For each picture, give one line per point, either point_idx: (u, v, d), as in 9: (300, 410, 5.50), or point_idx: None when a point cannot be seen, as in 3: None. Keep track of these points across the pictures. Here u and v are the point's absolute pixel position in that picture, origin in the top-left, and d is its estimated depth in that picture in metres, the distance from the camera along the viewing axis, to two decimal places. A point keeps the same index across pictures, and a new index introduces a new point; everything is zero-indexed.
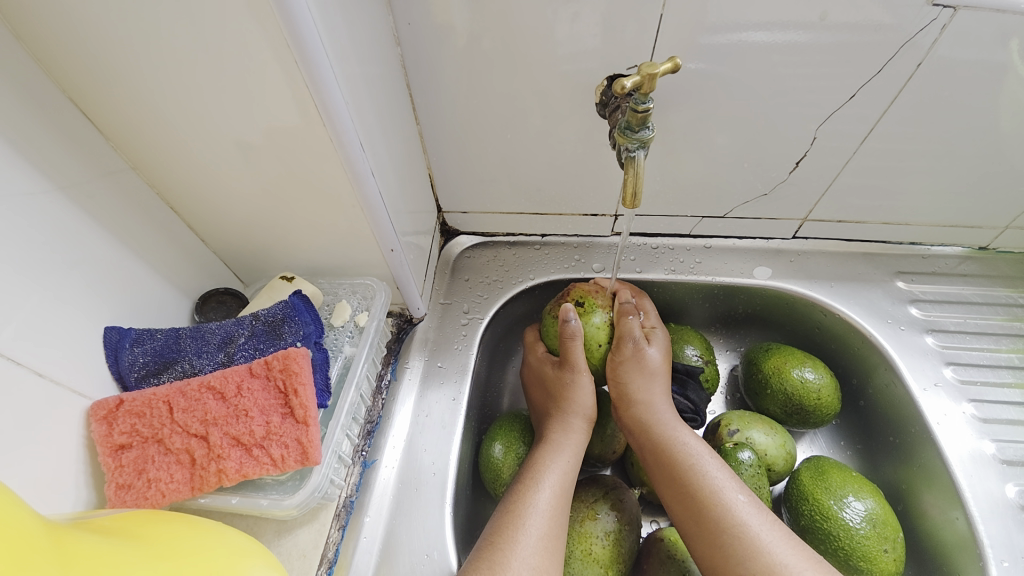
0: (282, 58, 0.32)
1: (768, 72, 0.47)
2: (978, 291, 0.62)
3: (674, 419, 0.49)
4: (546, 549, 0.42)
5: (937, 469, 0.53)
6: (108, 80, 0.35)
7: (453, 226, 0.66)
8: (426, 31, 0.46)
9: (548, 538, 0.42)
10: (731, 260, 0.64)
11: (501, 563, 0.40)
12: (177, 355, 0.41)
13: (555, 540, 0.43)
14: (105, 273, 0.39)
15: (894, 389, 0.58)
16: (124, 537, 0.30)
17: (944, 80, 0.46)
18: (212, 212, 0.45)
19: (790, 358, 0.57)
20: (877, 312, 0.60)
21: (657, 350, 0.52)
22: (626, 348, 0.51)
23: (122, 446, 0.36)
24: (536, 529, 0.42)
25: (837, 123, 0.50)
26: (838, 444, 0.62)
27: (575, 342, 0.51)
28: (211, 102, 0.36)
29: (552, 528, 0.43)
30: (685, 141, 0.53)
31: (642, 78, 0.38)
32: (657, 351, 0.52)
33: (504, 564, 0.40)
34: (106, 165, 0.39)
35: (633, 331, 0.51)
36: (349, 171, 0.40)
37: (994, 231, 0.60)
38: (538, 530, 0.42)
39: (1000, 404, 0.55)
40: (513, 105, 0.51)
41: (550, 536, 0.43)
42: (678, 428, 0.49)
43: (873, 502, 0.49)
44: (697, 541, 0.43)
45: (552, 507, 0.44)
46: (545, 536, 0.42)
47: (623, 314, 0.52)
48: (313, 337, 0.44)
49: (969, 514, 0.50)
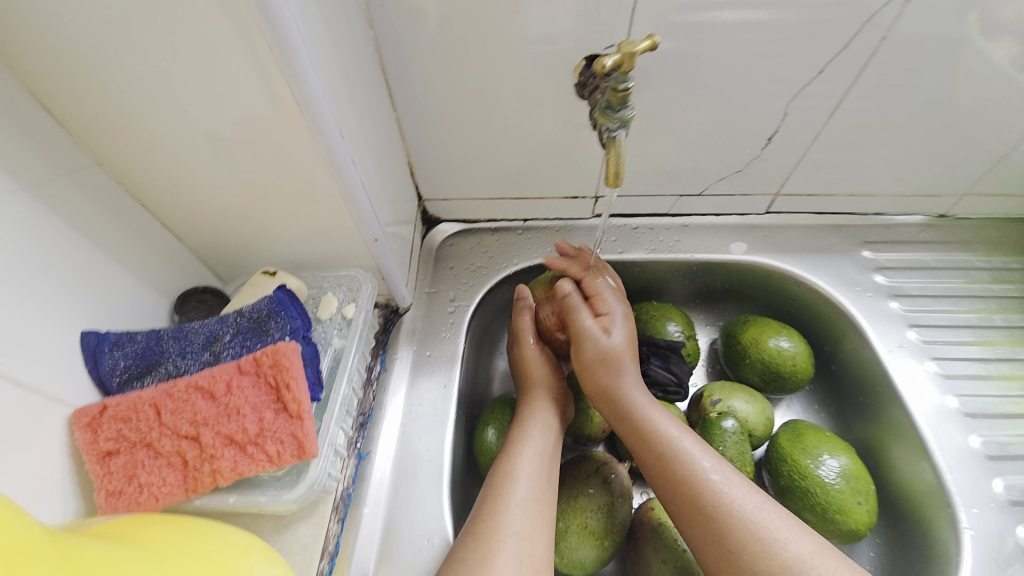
0: (257, 47, 0.31)
1: (740, 50, 0.48)
2: (937, 257, 0.65)
3: (649, 402, 0.49)
4: (532, 515, 0.43)
5: (905, 425, 0.56)
6: (72, 72, 0.33)
7: (434, 214, 0.66)
8: (400, 14, 0.45)
9: (532, 503, 0.43)
10: (709, 237, 0.66)
11: (488, 531, 0.41)
12: (159, 356, 0.39)
13: (540, 505, 0.44)
14: (79, 274, 0.38)
15: (863, 353, 0.61)
16: (125, 542, 0.29)
17: (904, 56, 0.48)
18: (186, 207, 0.43)
19: (766, 329, 0.60)
20: (846, 281, 0.63)
21: (619, 337, 0.51)
22: (588, 348, 0.51)
23: (110, 452, 0.35)
24: (522, 494, 0.44)
25: (807, 99, 0.52)
26: (813, 408, 0.65)
27: (523, 316, 0.57)
28: (182, 90, 0.34)
29: (535, 494, 0.44)
30: (661, 121, 0.54)
31: (621, 56, 0.38)
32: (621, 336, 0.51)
33: (491, 533, 0.41)
34: (70, 162, 0.37)
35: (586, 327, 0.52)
36: (329, 161, 0.39)
37: (952, 199, 0.64)
38: (521, 497, 0.43)
39: (959, 361, 0.59)
40: (490, 88, 0.51)
41: (534, 501, 0.44)
42: (652, 411, 0.48)
43: (847, 459, 0.52)
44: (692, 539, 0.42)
45: (535, 471, 0.45)
46: (529, 500, 0.43)
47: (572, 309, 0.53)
48: (301, 331, 0.42)
49: (935, 465, 0.53)
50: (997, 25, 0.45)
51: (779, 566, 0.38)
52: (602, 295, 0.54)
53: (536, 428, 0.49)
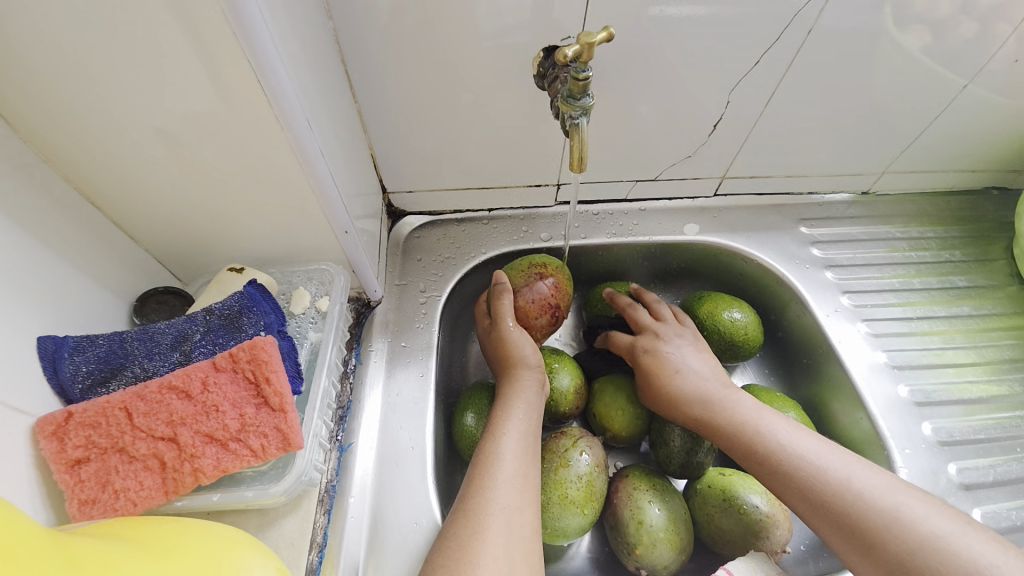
0: (222, 37, 0.31)
1: (687, 41, 0.51)
2: (864, 229, 0.72)
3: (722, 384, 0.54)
4: (519, 489, 0.45)
5: (843, 381, 0.63)
6: (13, 61, 0.31)
7: (399, 207, 0.66)
8: (359, 4, 0.45)
9: (518, 478, 0.45)
10: (664, 219, 0.70)
11: (477, 507, 0.43)
12: (124, 359, 0.37)
13: (526, 479, 0.46)
14: (30, 279, 0.35)
15: (804, 319, 0.67)
16: (120, 538, 0.29)
17: (831, 46, 0.53)
18: (143, 205, 0.42)
19: (720, 302, 0.65)
20: (787, 255, 0.69)
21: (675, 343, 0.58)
22: (647, 352, 0.57)
23: (79, 460, 0.33)
24: (508, 470, 0.45)
25: (747, 87, 0.56)
26: (763, 373, 0.71)
27: (502, 300, 0.57)
28: (137, 80, 0.33)
29: (520, 469, 0.46)
30: (617, 109, 0.57)
31: (581, 47, 0.40)
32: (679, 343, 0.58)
33: (481, 509, 0.43)
34: (12, 160, 0.35)
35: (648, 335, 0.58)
36: (297, 151, 0.39)
37: (874, 177, 0.71)
38: (508, 473, 0.45)
39: (887, 321, 0.66)
40: (453, 79, 0.52)
41: (520, 476, 0.45)
42: (725, 390, 0.53)
43: (795, 414, 0.57)
44: (792, 503, 0.46)
45: (518, 448, 0.47)
46: (515, 476, 0.45)
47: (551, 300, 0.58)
48: (275, 326, 0.42)
49: (870, 413, 0.60)
50: (908, 16, 0.51)
51: (878, 508, 0.42)
52: (660, 308, 0.61)
53: (518, 408, 0.51)
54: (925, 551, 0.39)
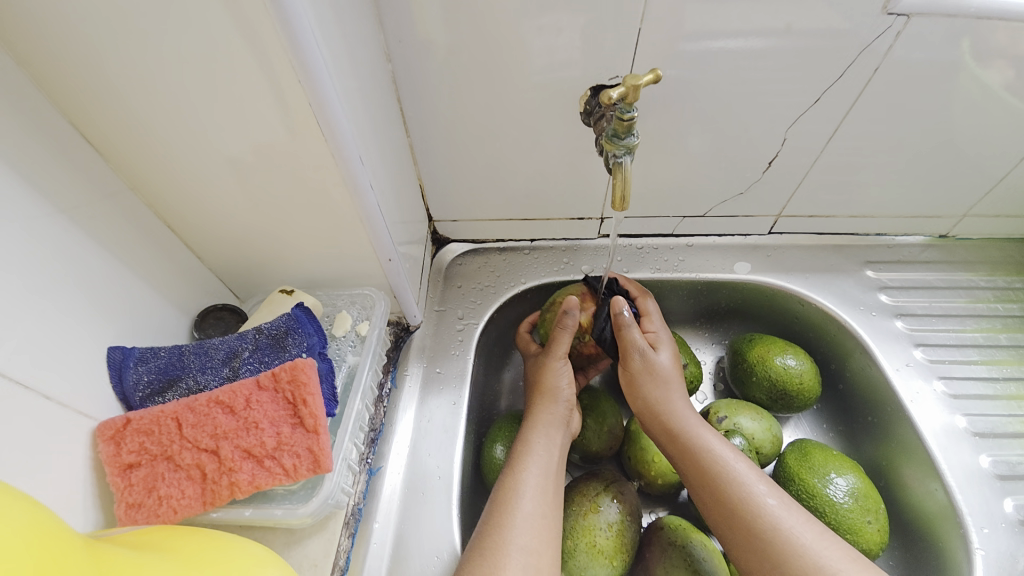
0: (286, 79, 0.34)
1: (742, 77, 0.50)
2: (941, 276, 0.66)
3: (701, 424, 0.50)
4: (538, 529, 0.43)
5: (914, 444, 0.56)
6: (111, 101, 0.35)
7: (443, 234, 0.68)
8: (416, 46, 0.48)
9: (538, 517, 0.44)
10: (713, 256, 0.68)
11: (492, 546, 0.42)
12: (180, 371, 0.40)
13: (546, 520, 0.44)
14: (107, 292, 0.39)
15: (869, 372, 0.61)
16: (155, 550, 0.30)
17: (899, 82, 0.50)
18: (212, 230, 0.45)
19: (772, 346, 0.61)
20: (849, 300, 0.64)
21: (665, 356, 0.54)
22: (637, 360, 0.53)
23: (131, 465, 0.36)
24: (527, 508, 0.44)
25: (806, 124, 0.54)
26: (821, 427, 0.65)
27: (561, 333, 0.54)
28: (213, 119, 0.36)
29: (540, 508, 0.44)
30: (665, 145, 0.56)
31: (627, 88, 0.40)
32: (667, 356, 0.54)
33: (495, 548, 0.41)
34: (103, 186, 0.39)
35: (636, 341, 0.53)
36: (348, 183, 0.41)
37: (953, 220, 0.65)
38: (527, 511, 0.44)
39: (967, 380, 0.59)
40: (501, 115, 0.53)
41: (540, 515, 0.44)
42: (706, 434, 0.49)
43: (855, 477, 0.52)
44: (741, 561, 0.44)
45: (540, 487, 0.46)
46: (535, 515, 0.44)
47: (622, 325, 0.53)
48: (317, 347, 0.44)
49: (946, 485, 0.53)
50: (991, 51, 0.47)
51: None
52: (652, 316, 0.57)
53: (541, 444, 0.49)
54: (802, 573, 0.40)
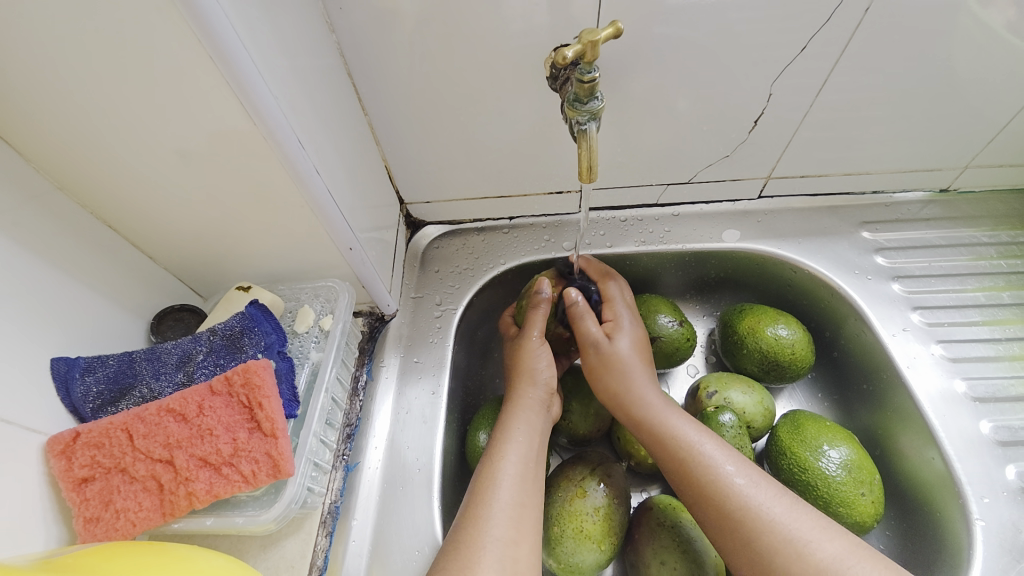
0: (198, 61, 0.31)
1: (718, 30, 0.45)
2: (941, 234, 0.62)
3: (666, 408, 0.48)
4: (515, 518, 0.42)
5: (911, 411, 0.54)
6: (16, 95, 0.32)
7: (418, 217, 0.65)
8: (361, 15, 0.44)
9: (516, 506, 0.43)
10: (701, 225, 0.64)
11: (469, 538, 0.40)
12: (133, 379, 0.39)
13: (523, 509, 0.43)
14: (45, 301, 0.37)
15: (864, 338, 0.59)
16: (89, 573, 0.29)
17: (892, 26, 0.45)
18: (157, 229, 0.43)
19: (763, 317, 0.58)
20: (844, 264, 0.61)
21: (625, 343, 0.51)
22: (591, 354, 0.52)
23: (85, 479, 0.34)
24: (504, 498, 0.43)
25: (791, 78, 0.50)
26: (815, 396, 0.63)
27: (535, 314, 0.53)
28: (131, 110, 0.33)
29: (518, 498, 0.43)
30: (641, 110, 0.52)
31: (583, 45, 0.37)
32: (627, 342, 0.51)
33: (472, 540, 0.40)
34: (28, 189, 0.36)
35: (591, 333, 0.52)
36: (290, 171, 0.38)
37: (954, 172, 0.61)
38: (505, 501, 0.43)
39: (968, 342, 0.56)
40: (461, 86, 0.49)
41: (517, 504, 0.43)
42: (672, 418, 0.47)
43: (848, 449, 0.50)
44: (719, 541, 0.41)
45: (519, 476, 0.44)
46: (512, 504, 0.43)
47: (577, 314, 0.53)
48: (275, 346, 0.42)
49: (944, 452, 0.51)
50: None
51: (811, 567, 0.37)
52: (613, 303, 0.55)
53: (520, 431, 0.48)
54: (777, 559, 0.38)
